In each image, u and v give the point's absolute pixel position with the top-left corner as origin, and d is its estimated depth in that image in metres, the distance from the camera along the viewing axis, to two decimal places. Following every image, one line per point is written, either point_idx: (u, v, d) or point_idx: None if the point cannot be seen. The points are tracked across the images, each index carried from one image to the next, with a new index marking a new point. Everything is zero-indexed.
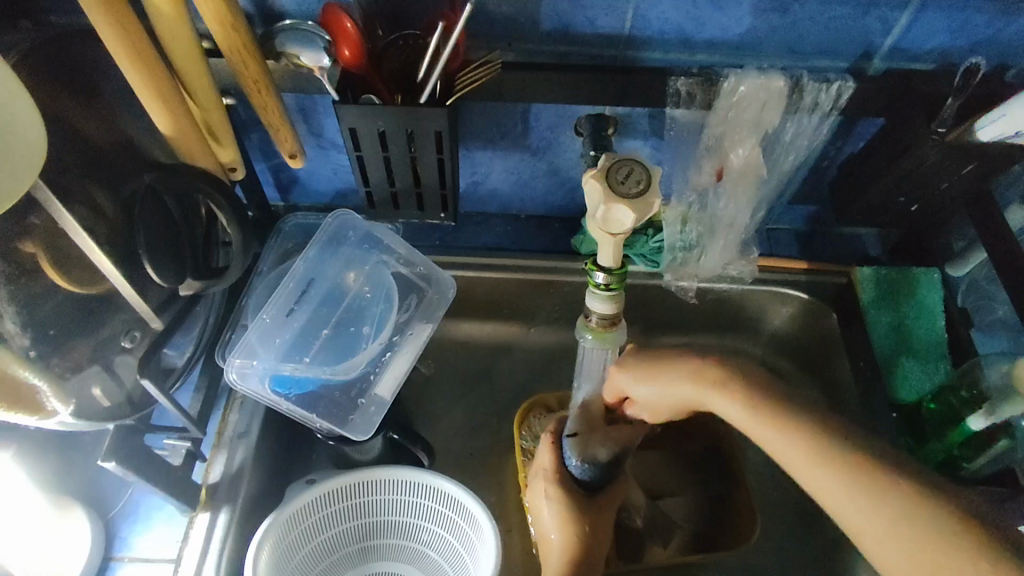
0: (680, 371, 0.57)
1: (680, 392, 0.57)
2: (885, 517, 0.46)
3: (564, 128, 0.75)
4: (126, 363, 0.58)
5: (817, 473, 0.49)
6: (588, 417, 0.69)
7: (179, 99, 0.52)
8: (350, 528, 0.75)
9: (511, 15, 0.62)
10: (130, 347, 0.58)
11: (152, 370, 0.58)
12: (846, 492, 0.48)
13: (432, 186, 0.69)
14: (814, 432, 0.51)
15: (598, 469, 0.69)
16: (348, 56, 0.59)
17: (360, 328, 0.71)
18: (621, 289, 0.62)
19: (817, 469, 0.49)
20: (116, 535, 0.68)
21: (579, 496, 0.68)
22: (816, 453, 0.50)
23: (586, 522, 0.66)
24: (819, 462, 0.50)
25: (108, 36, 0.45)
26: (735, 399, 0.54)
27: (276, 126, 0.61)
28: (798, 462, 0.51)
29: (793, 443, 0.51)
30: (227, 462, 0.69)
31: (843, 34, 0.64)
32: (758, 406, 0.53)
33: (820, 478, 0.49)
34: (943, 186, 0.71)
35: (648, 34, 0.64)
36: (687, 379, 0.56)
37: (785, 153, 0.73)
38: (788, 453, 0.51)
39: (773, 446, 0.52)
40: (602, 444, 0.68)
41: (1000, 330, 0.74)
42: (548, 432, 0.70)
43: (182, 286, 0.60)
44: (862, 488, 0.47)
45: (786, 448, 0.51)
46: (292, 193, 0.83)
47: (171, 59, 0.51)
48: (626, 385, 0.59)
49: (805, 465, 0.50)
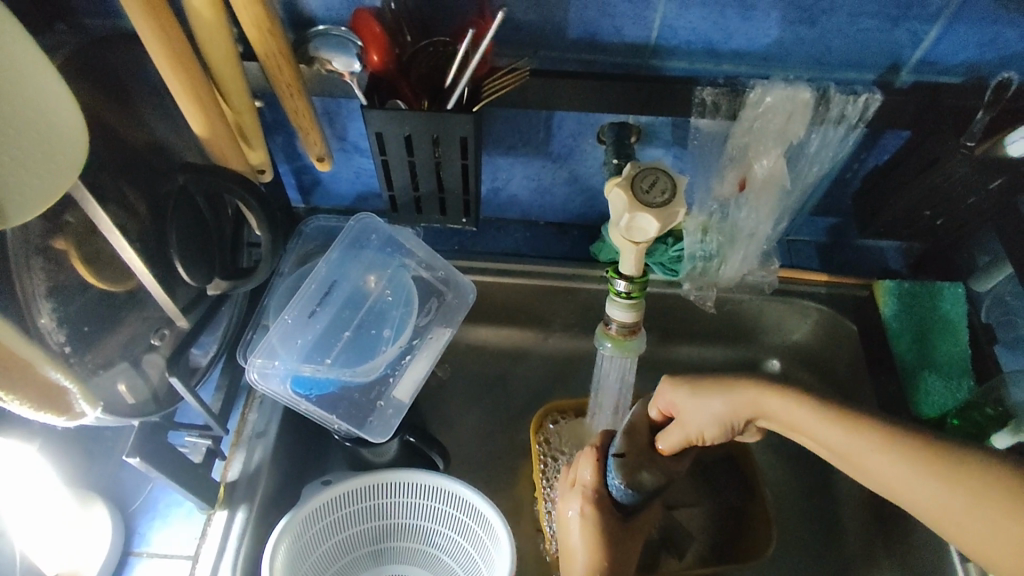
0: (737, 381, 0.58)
1: (736, 403, 0.57)
2: (957, 495, 0.44)
3: (586, 136, 0.76)
4: (153, 361, 0.58)
5: (881, 460, 0.48)
6: (637, 438, 0.67)
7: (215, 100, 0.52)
8: (364, 531, 0.76)
9: (538, 23, 0.63)
10: (158, 345, 0.58)
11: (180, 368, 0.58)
12: (911, 473, 0.46)
13: (455, 192, 0.70)
14: (872, 421, 0.50)
15: (639, 496, 0.67)
16: (376, 61, 0.60)
17: (381, 331, 0.71)
18: (642, 297, 0.66)
19: (880, 457, 0.48)
20: (135, 530, 0.68)
21: (613, 520, 0.66)
22: (875, 439, 0.48)
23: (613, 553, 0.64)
24: (880, 450, 0.48)
25: (151, 41, 0.46)
26: (786, 397, 0.54)
27: (306, 129, 0.61)
28: (858, 452, 0.49)
29: (848, 432, 0.50)
30: (245, 462, 0.70)
31: (871, 46, 0.64)
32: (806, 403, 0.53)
33: (884, 465, 0.48)
34: (971, 201, 0.69)
35: (675, 43, 0.65)
36: (737, 388, 0.57)
37: (809, 164, 0.72)
38: (848, 444, 0.50)
39: (832, 441, 0.51)
40: (648, 472, 0.67)
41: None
42: (593, 446, 0.69)
43: (209, 287, 0.59)
44: (930, 467, 0.46)
45: (843, 441, 0.50)
46: (315, 195, 0.84)
47: (207, 62, 0.52)
48: (678, 400, 0.61)
49: (866, 453, 0.49)
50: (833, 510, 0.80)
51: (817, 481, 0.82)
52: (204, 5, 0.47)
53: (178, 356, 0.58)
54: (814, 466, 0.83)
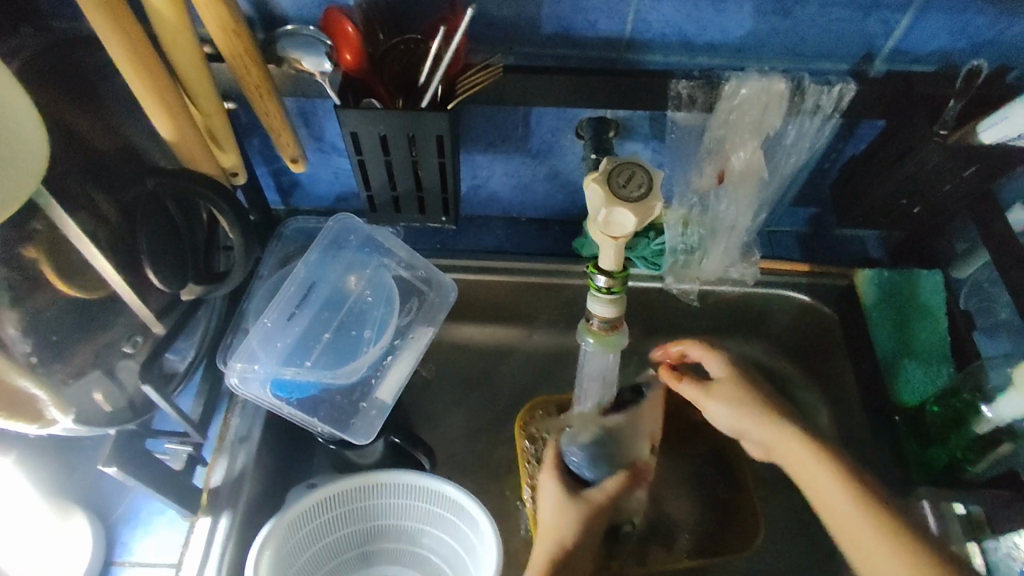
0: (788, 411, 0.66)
1: (762, 433, 0.65)
2: (878, 537, 0.56)
3: (564, 132, 0.75)
4: (127, 367, 0.58)
5: (850, 512, 0.57)
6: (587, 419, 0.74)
7: (180, 102, 0.51)
8: (352, 533, 0.76)
9: (513, 18, 0.62)
10: (131, 352, 0.57)
11: (154, 375, 0.57)
12: (861, 520, 0.57)
13: (433, 190, 0.69)
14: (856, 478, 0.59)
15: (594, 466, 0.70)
16: (349, 61, 0.59)
17: (361, 332, 0.71)
18: (622, 293, 0.66)
19: (851, 510, 0.58)
20: (117, 539, 0.67)
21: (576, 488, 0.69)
22: (856, 495, 0.58)
23: (573, 518, 0.66)
24: (860, 506, 0.58)
25: (112, 43, 0.45)
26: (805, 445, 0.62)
27: (277, 130, 0.60)
28: (830, 495, 0.59)
29: (840, 484, 0.59)
30: (228, 467, 0.69)
31: (843, 36, 0.64)
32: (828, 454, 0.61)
33: (845, 512, 0.58)
34: (948, 187, 0.70)
35: (650, 37, 0.64)
36: (771, 426, 0.65)
37: (786, 156, 0.72)
38: (837, 492, 0.59)
39: (828, 491, 0.59)
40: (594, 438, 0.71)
41: (1003, 332, 0.75)
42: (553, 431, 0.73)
43: (183, 292, 0.58)
44: (871, 509, 0.57)
45: (834, 494, 0.59)
46: (294, 197, 0.83)
47: (171, 62, 0.51)
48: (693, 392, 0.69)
49: (833, 491, 0.59)
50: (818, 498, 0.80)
51: None
52: (165, 5, 0.46)
53: (152, 362, 0.58)
54: None
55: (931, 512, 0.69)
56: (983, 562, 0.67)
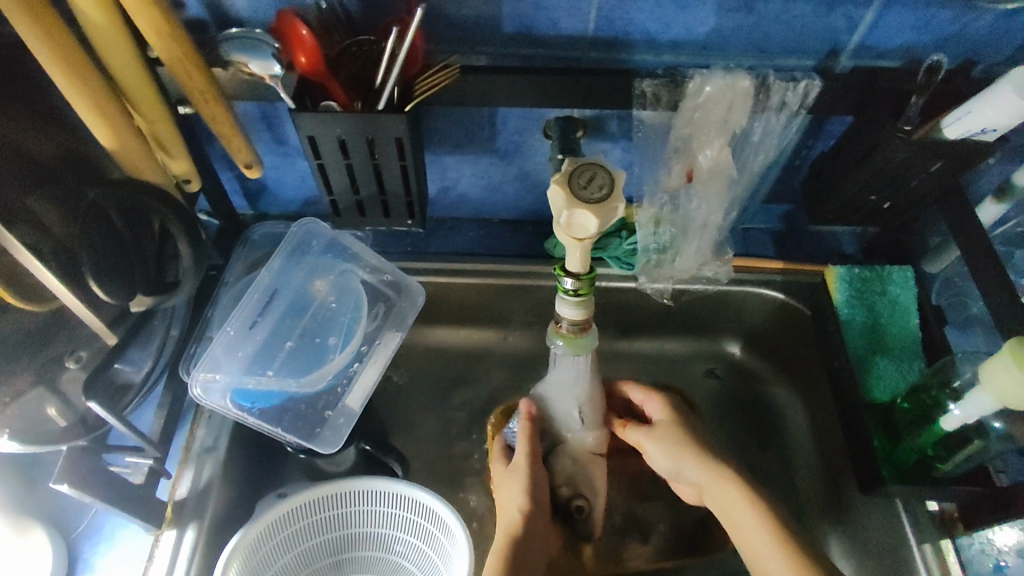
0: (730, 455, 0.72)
1: (703, 476, 0.70)
2: (780, 558, 0.62)
3: (531, 132, 0.74)
4: (75, 380, 0.58)
5: (751, 522, 0.65)
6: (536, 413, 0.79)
7: (119, 109, 0.51)
8: (323, 541, 0.75)
9: (472, 17, 0.61)
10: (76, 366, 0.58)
11: (100, 391, 0.55)
12: (767, 540, 0.63)
13: (397, 193, 0.68)
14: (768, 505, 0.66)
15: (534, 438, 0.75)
16: (304, 63, 0.58)
17: (327, 339, 0.70)
18: (589, 294, 0.64)
19: (754, 521, 0.65)
20: (79, 556, 0.66)
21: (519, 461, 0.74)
22: (760, 510, 0.65)
23: (521, 492, 0.70)
24: (767, 527, 0.64)
25: (38, 47, 0.44)
26: (735, 484, 0.68)
27: (228, 135, 0.59)
28: (745, 517, 0.66)
29: (751, 506, 0.66)
30: (194, 479, 0.68)
31: (808, 32, 0.63)
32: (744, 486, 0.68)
33: (753, 527, 0.65)
34: (914, 184, 0.69)
35: (612, 35, 0.64)
36: (703, 466, 0.70)
37: (755, 153, 0.71)
38: (751, 518, 0.65)
39: (743, 519, 0.66)
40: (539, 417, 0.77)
41: (976, 326, 0.77)
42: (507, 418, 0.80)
43: (132, 302, 0.57)
44: (773, 534, 0.63)
45: (750, 520, 0.65)
46: (261, 201, 0.82)
47: (107, 66, 0.50)
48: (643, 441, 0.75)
49: (750, 517, 0.66)
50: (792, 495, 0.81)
51: (775, 465, 0.83)
52: (92, 5, 0.46)
53: (98, 375, 0.56)
54: (771, 451, 0.84)
55: (904, 512, 0.70)
56: (957, 560, 0.67)
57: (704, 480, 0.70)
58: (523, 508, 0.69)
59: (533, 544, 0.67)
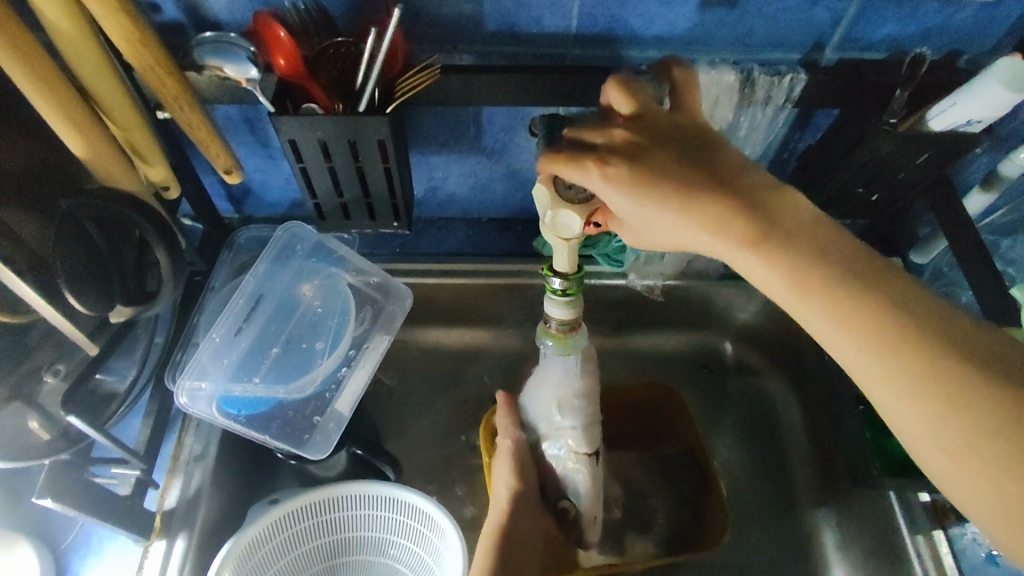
0: (814, 237, 0.48)
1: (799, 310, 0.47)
2: (957, 437, 0.42)
3: (518, 129, 0.74)
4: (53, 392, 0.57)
5: (879, 381, 0.45)
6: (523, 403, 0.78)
7: (90, 116, 0.50)
8: (316, 547, 0.75)
9: (453, 16, 0.60)
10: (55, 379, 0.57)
11: (78, 404, 0.54)
12: (892, 372, 0.44)
13: (382, 196, 0.67)
14: (879, 325, 0.45)
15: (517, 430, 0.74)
16: (283, 66, 0.57)
17: (313, 344, 0.69)
18: (577, 294, 0.64)
19: (882, 370, 0.45)
20: (68, 568, 0.65)
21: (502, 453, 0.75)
22: (881, 351, 0.45)
23: (507, 481, 0.71)
24: (885, 362, 0.44)
25: (5, 60, 0.43)
26: (825, 305, 0.46)
27: (205, 141, 0.58)
28: (857, 364, 0.46)
29: (879, 361, 0.45)
30: (183, 488, 0.67)
31: (792, 26, 0.63)
32: (890, 357, 0.44)
33: (854, 358, 0.46)
34: (901, 175, 0.68)
35: (596, 31, 0.63)
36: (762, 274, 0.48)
37: (741, 147, 0.71)
38: (863, 371, 0.46)
39: (815, 324, 0.47)
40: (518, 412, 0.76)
41: (967, 316, 0.77)
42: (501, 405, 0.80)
43: (111, 314, 0.55)
44: (894, 362, 0.44)
45: (835, 338, 0.46)
46: (246, 205, 0.81)
47: (79, 76, 0.49)
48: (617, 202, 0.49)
49: (876, 372, 0.45)
50: (786, 487, 0.81)
51: (770, 460, 0.83)
52: (59, 14, 0.45)
53: (76, 387, 0.55)
54: (765, 445, 0.84)
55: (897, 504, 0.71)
56: (949, 550, 0.68)
57: (774, 284, 0.48)
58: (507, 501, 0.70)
59: (513, 540, 0.69)
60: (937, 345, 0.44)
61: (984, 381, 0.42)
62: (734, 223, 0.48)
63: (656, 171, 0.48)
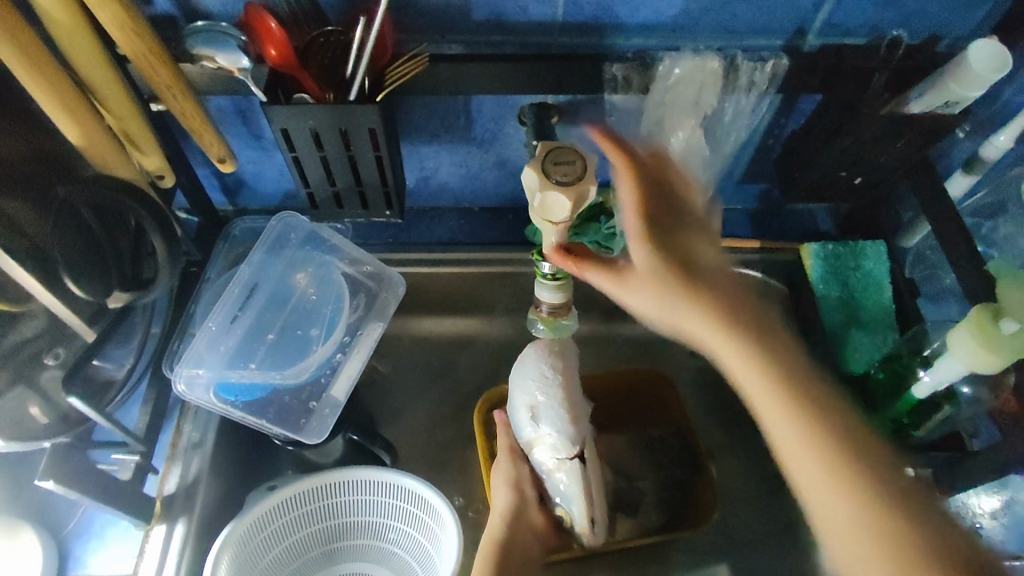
0: (733, 295, 0.57)
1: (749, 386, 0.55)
2: (868, 533, 0.48)
3: (507, 118, 0.75)
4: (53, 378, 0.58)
5: (804, 462, 0.51)
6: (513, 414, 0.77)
7: (85, 104, 0.51)
8: (314, 532, 0.76)
9: (441, 6, 0.61)
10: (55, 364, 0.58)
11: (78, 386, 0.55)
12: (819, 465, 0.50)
13: (374, 184, 0.69)
14: (822, 414, 0.52)
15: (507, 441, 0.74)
16: (274, 56, 0.58)
17: (309, 331, 0.70)
18: (567, 279, 0.67)
19: (805, 457, 0.51)
20: (70, 554, 0.66)
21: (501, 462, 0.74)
22: (814, 441, 0.51)
23: (503, 491, 0.71)
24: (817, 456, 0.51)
25: (3, 49, 0.44)
26: (767, 387, 0.54)
27: (199, 130, 0.59)
28: (791, 449, 0.52)
29: (806, 447, 0.51)
30: (182, 475, 0.68)
31: (774, 12, 0.64)
32: (827, 454, 0.51)
33: (788, 437, 0.52)
34: (883, 159, 0.70)
35: (582, 20, 0.64)
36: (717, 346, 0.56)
37: (727, 134, 0.72)
38: (789, 445, 0.52)
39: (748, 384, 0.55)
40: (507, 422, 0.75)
41: (950, 297, 0.78)
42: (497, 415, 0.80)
43: (110, 300, 0.56)
44: (826, 461, 0.50)
45: (787, 431, 0.52)
46: (241, 197, 0.82)
47: (74, 65, 0.50)
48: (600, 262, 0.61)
49: (801, 454, 0.52)
50: (775, 468, 0.83)
51: (759, 442, 0.84)
52: (54, 4, 0.46)
53: (76, 372, 0.56)
54: (755, 428, 0.85)
55: None
56: None
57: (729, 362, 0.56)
58: (504, 516, 0.70)
59: (514, 548, 0.68)
60: (860, 454, 0.51)
61: (868, 490, 0.49)
62: (699, 295, 0.57)
63: (648, 207, 0.60)
